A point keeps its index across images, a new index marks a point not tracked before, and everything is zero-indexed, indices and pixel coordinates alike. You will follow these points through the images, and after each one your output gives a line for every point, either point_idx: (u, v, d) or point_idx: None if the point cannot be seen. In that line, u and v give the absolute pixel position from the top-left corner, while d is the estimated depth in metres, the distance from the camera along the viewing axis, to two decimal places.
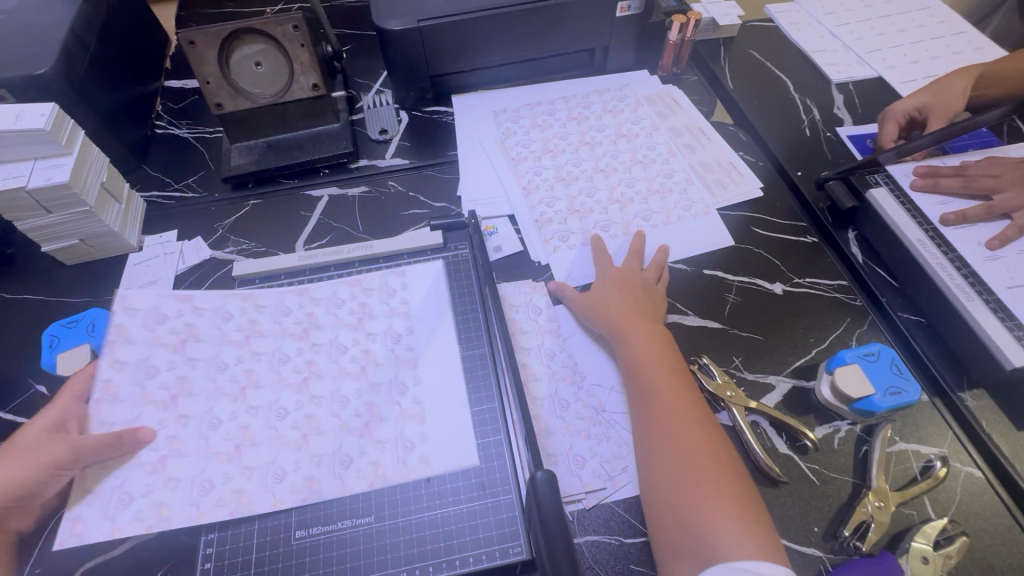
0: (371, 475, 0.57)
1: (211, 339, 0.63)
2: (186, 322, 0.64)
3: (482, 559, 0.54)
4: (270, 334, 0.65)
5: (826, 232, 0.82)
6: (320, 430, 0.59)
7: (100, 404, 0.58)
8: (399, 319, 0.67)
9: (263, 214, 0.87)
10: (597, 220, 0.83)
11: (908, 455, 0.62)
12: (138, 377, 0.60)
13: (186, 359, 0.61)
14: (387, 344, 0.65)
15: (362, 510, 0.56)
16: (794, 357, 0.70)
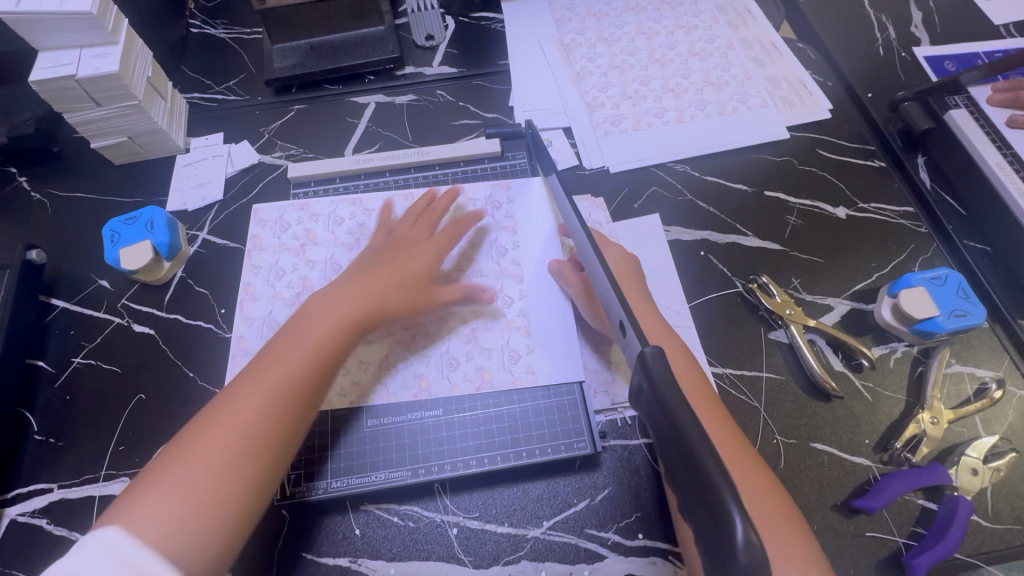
0: (479, 379, 0.61)
1: (326, 244, 0.69)
2: (306, 229, 0.70)
3: (546, 452, 0.58)
4: (377, 241, 0.69)
5: (895, 157, 0.78)
6: (430, 331, 0.63)
7: (245, 301, 0.67)
8: (504, 233, 0.69)
9: (309, 119, 0.85)
10: (656, 139, 0.79)
11: (963, 377, 0.63)
12: (273, 275, 0.68)
13: (307, 261, 0.68)
14: (493, 257, 0.67)
15: (431, 403, 0.60)
16: (855, 280, 0.70)
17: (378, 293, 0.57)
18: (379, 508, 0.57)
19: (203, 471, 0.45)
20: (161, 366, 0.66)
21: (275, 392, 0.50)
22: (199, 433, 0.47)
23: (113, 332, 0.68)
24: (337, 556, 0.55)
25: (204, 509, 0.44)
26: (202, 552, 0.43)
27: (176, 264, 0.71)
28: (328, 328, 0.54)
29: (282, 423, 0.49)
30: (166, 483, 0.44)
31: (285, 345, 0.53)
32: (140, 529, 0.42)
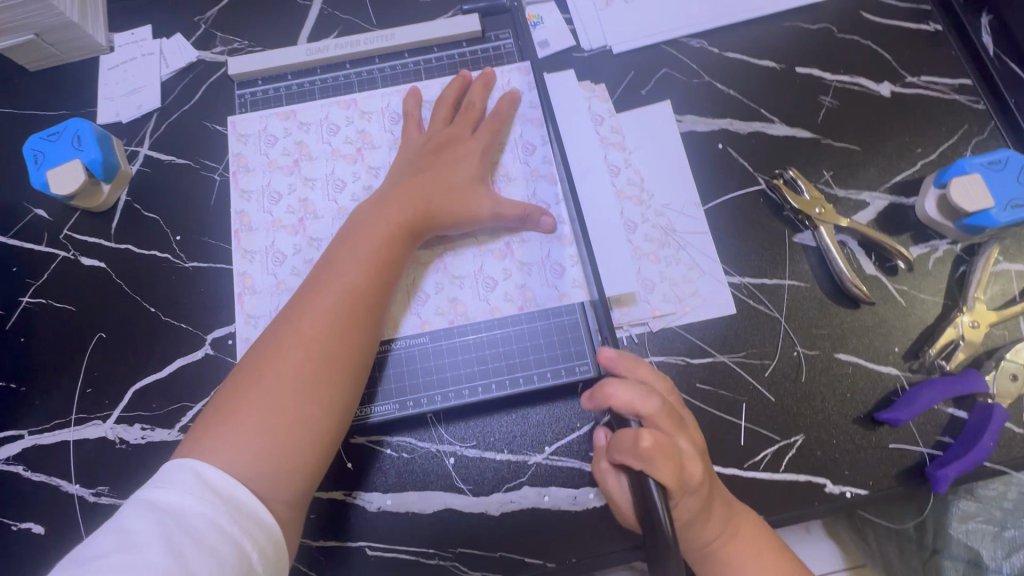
0: (520, 298, 0.54)
1: (323, 157, 0.59)
2: (296, 141, 0.59)
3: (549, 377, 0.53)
4: (381, 143, 0.59)
5: (954, 18, 0.65)
6: (457, 247, 0.55)
7: (241, 234, 0.57)
8: (530, 127, 0.59)
9: (251, 3, 0.70)
10: (670, 10, 0.66)
11: (1010, 276, 0.56)
12: (267, 200, 0.58)
13: (304, 180, 0.58)
14: (521, 159, 0.58)
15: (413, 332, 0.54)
16: (894, 170, 0.61)
17: (423, 192, 0.52)
18: (370, 442, 0.53)
19: (278, 396, 0.42)
20: (119, 302, 0.60)
21: (317, 322, 0.45)
22: (267, 353, 0.44)
23: (60, 267, 0.61)
24: (331, 490, 0.52)
25: (284, 431, 0.41)
26: (288, 471, 0.41)
27: (118, 187, 0.62)
28: (383, 239, 0.49)
29: (349, 343, 0.45)
30: (242, 410, 0.42)
31: (341, 259, 0.48)
32: (226, 450, 0.40)
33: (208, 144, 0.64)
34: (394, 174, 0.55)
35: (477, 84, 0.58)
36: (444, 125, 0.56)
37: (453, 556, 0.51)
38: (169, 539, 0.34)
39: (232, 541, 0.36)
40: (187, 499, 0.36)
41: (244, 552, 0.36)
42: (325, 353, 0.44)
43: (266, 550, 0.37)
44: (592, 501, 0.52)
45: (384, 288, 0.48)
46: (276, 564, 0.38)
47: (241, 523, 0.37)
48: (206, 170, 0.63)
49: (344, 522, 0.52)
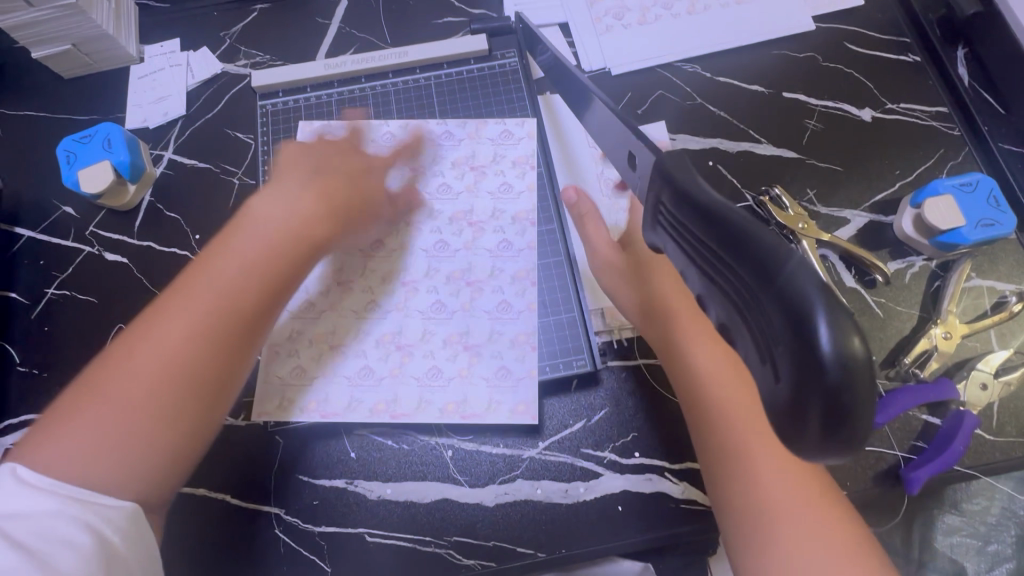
0: (520, 296, 0.59)
1: None
2: None
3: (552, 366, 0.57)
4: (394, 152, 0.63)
5: (932, 50, 0.70)
6: (464, 248, 0.61)
7: None
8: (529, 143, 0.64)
9: (274, 21, 0.75)
10: (665, 36, 0.71)
11: (982, 291, 0.60)
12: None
13: None
14: (516, 171, 0.63)
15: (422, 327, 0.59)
16: (874, 189, 0.64)
17: (368, 203, 0.55)
18: (373, 433, 0.56)
19: (128, 398, 0.41)
20: (139, 295, 0.63)
21: (168, 328, 0.43)
22: (134, 339, 0.43)
23: (84, 261, 0.64)
24: (333, 479, 0.55)
25: (131, 434, 0.40)
26: (149, 465, 0.41)
27: (142, 188, 0.66)
28: (260, 250, 0.47)
29: (227, 336, 0.44)
30: (84, 412, 0.40)
31: (206, 266, 0.46)
32: (83, 440, 0.39)
33: (228, 150, 0.68)
34: (404, 174, 0.61)
35: (469, 114, 0.64)
36: (430, 151, 0.62)
37: (448, 544, 0.54)
38: (8, 538, 0.35)
39: (78, 529, 0.37)
40: (14, 502, 0.37)
41: (93, 531, 0.37)
42: (169, 360, 0.42)
43: (128, 528, 0.39)
44: (581, 494, 0.54)
45: (238, 316, 0.45)
46: (142, 540, 0.39)
47: (88, 510, 0.38)
48: (226, 174, 0.67)
49: (345, 509, 0.55)
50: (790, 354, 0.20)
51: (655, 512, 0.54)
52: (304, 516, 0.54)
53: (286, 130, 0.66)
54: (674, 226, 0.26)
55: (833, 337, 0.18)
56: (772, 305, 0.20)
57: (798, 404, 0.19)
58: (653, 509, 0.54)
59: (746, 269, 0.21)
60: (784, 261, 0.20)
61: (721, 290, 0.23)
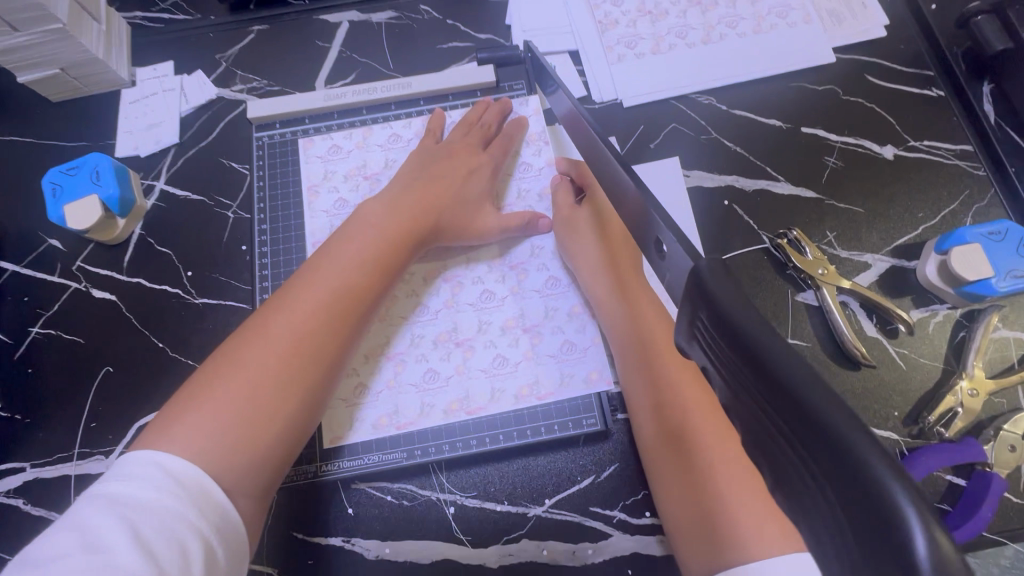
0: (526, 342, 0.55)
1: (337, 183, 0.62)
2: (312, 180, 0.62)
3: (557, 385, 0.54)
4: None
5: (956, 85, 0.67)
6: (468, 290, 0.57)
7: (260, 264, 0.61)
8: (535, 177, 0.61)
9: (272, 44, 0.72)
10: (678, 65, 0.68)
11: (1009, 343, 0.57)
12: (337, 206, 0.61)
13: (321, 213, 0.61)
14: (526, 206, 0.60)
15: (421, 378, 0.55)
16: (896, 232, 0.62)
17: (431, 202, 0.53)
18: (371, 488, 0.53)
19: (254, 384, 0.41)
20: (127, 336, 0.60)
21: (302, 317, 0.44)
22: (247, 344, 0.43)
23: (71, 298, 0.61)
24: (330, 537, 0.52)
25: (256, 421, 0.40)
26: (255, 466, 0.40)
27: (132, 221, 0.63)
28: (383, 243, 0.49)
29: (341, 338, 0.45)
30: (216, 395, 0.40)
31: (337, 257, 0.48)
32: (184, 442, 0.38)
33: (223, 181, 0.65)
34: (403, 176, 0.56)
35: (494, 110, 0.62)
36: (460, 138, 0.59)
37: None
38: (140, 537, 0.33)
39: (198, 535, 0.34)
40: (150, 492, 0.34)
41: (206, 539, 0.35)
42: (296, 348, 0.43)
43: (228, 540, 0.36)
44: (590, 556, 0.52)
45: (364, 307, 0.47)
46: (237, 556, 0.37)
47: (207, 516, 0.36)
48: (220, 207, 0.64)
49: (341, 570, 0.52)
50: (857, 556, 0.17)
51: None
52: None
53: (283, 162, 0.63)
54: (712, 347, 0.24)
55: (930, 553, 0.16)
56: (828, 470, 0.18)
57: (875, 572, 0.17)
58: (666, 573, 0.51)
59: (805, 439, 0.19)
60: (852, 441, 0.18)
61: (772, 453, 0.21)
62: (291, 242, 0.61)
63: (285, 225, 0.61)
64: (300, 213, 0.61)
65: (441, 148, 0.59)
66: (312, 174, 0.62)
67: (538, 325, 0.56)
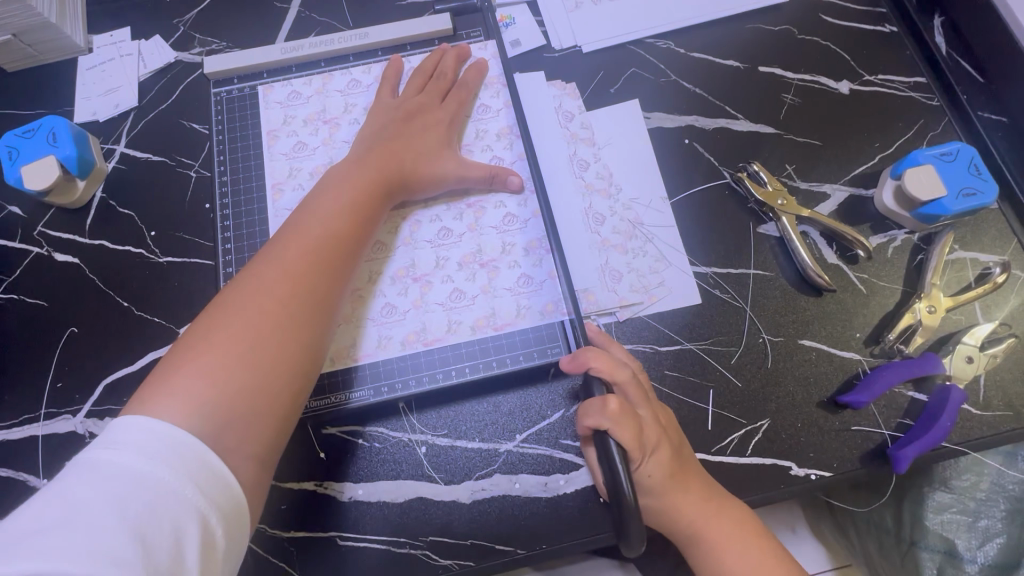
0: (485, 278, 0.56)
1: (297, 132, 0.62)
2: (274, 130, 0.62)
3: (514, 316, 0.55)
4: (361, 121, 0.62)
5: (908, 20, 0.68)
6: (426, 229, 0.57)
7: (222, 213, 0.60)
8: (493, 120, 0.61)
9: (228, 7, 0.71)
10: (635, 12, 0.68)
11: (966, 263, 0.58)
12: (295, 150, 0.61)
13: (283, 162, 0.61)
14: (486, 149, 0.60)
15: (396, 332, 0.54)
16: (853, 163, 0.63)
17: (394, 156, 0.54)
18: (342, 432, 0.54)
19: (253, 333, 0.42)
20: (92, 297, 0.60)
21: (290, 268, 0.45)
22: (239, 294, 0.44)
23: (33, 263, 0.61)
24: (302, 480, 0.53)
25: (259, 367, 0.41)
26: (258, 415, 0.40)
27: (93, 183, 0.63)
28: (357, 193, 0.51)
29: (329, 285, 0.47)
30: (214, 347, 0.41)
31: (317, 212, 0.49)
32: (183, 387, 0.38)
33: (184, 141, 0.65)
34: (365, 139, 0.57)
35: (452, 55, 0.62)
36: (415, 93, 0.59)
37: (424, 545, 0.52)
38: (131, 514, 0.32)
39: (192, 511, 0.34)
40: (142, 463, 0.34)
41: (203, 515, 0.34)
42: (289, 296, 0.44)
43: (226, 510, 0.35)
44: (562, 486, 0.52)
45: (349, 256, 0.49)
46: (238, 524, 0.36)
47: (203, 489, 0.35)
48: (182, 167, 0.64)
49: (314, 513, 0.52)
50: None
51: None
52: (269, 522, 0.52)
53: (243, 118, 0.63)
54: None
55: None
56: None
57: None
58: None
59: None
60: None
61: None
62: (253, 196, 0.60)
63: (246, 180, 0.61)
64: (261, 168, 0.61)
65: (399, 108, 0.58)
66: (272, 129, 0.62)
67: (494, 258, 0.56)
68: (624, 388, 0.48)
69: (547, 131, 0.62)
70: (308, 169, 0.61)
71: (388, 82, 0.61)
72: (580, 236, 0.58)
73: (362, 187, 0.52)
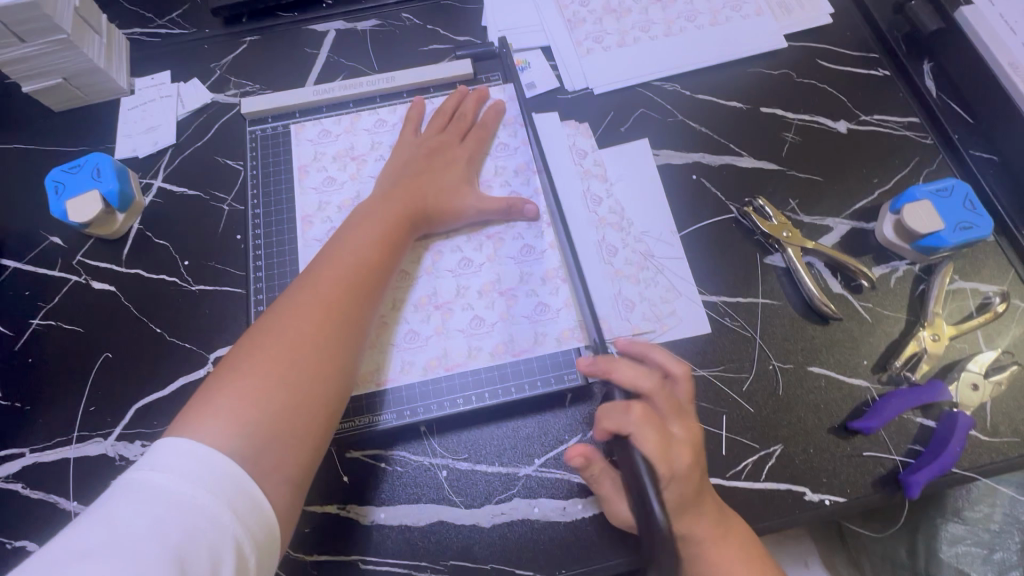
0: (504, 305, 0.58)
1: (327, 167, 0.66)
2: (306, 166, 0.66)
3: (532, 341, 0.57)
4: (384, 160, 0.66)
5: (899, 64, 0.72)
6: (446, 259, 0.60)
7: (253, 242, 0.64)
8: (511, 157, 0.65)
9: (262, 53, 0.76)
10: (642, 57, 0.73)
11: (966, 293, 0.60)
12: (324, 184, 0.65)
13: (312, 196, 0.65)
14: (505, 183, 0.64)
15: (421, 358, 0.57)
16: (853, 198, 0.66)
17: (419, 192, 0.58)
18: (364, 456, 0.55)
19: (291, 358, 0.44)
20: (127, 323, 0.62)
21: (325, 297, 0.48)
22: (276, 321, 0.46)
23: (71, 290, 0.64)
24: (325, 504, 0.54)
25: (296, 390, 0.43)
26: (295, 438, 0.42)
27: (132, 215, 0.66)
28: (386, 226, 0.54)
29: (361, 313, 0.49)
30: (254, 373, 0.43)
31: (349, 243, 0.52)
32: (232, 409, 0.41)
33: (218, 177, 0.69)
34: (392, 175, 0.60)
35: (472, 98, 0.66)
36: (437, 132, 0.63)
37: (444, 569, 0.52)
38: (174, 541, 0.34)
39: (230, 539, 0.35)
40: (185, 487, 0.35)
41: (238, 543, 0.35)
42: (323, 324, 0.47)
43: (258, 539, 0.37)
44: (580, 511, 0.53)
45: (378, 285, 0.52)
46: (269, 551, 0.38)
47: (240, 517, 0.36)
48: (216, 201, 0.68)
49: (336, 537, 0.53)
50: None
51: None
52: (293, 545, 0.53)
53: (275, 155, 0.67)
54: None
55: None
56: None
57: None
58: None
59: None
60: None
61: None
62: (284, 228, 0.64)
63: (277, 213, 0.64)
64: (291, 201, 0.65)
65: (422, 145, 0.62)
66: (303, 165, 0.66)
67: (512, 287, 0.59)
68: (653, 397, 0.50)
69: (561, 168, 0.66)
70: (337, 203, 0.64)
71: (410, 123, 0.65)
72: (594, 267, 0.61)
73: (391, 221, 0.55)
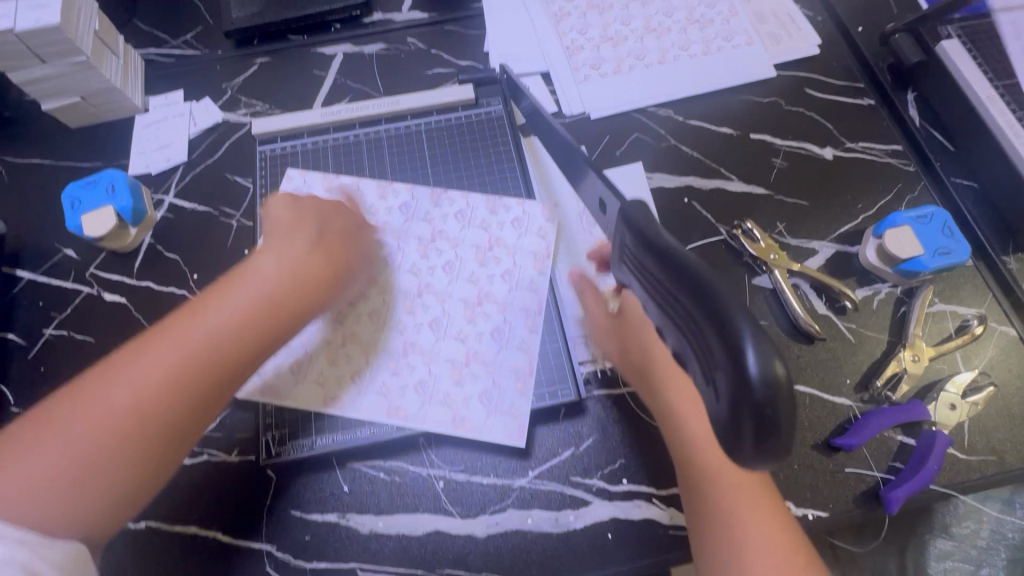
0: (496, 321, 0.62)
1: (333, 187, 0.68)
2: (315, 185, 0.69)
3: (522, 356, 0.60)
4: (402, 190, 0.68)
5: (884, 94, 0.76)
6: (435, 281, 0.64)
7: None
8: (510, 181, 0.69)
9: (272, 74, 0.79)
10: (637, 84, 0.76)
11: (946, 315, 0.63)
12: None
13: None
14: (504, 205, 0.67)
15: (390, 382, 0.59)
16: (838, 222, 0.68)
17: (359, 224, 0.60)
18: (364, 466, 0.57)
19: (128, 401, 0.44)
20: (137, 334, 0.64)
21: (203, 331, 0.47)
22: (140, 356, 0.46)
23: (84, 302, 0.66)
24: (326, 513, 0.56)
25: (110, 440, 0.43)
26: (100, 484, 0.43)
27: (143, 230, 0.69)
28: (301, 258, 0.54)
29: (246, 349, 0.48)
30: (74, 416, 0.43)
31: (249, 276, 0.52)
32: (87, 427, 0.43)
33: (228, 193, 0.71)
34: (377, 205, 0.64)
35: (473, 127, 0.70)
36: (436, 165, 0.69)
37: None
38: None
39: None
40: None
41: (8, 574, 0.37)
42: (188, 361, 0.46)
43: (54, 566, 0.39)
44: (572, 522, 0.55)
45: (277, 319, 0.50)
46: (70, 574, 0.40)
47: None
48: (225, 217, 0.70)
49: (336, 544, 0.55)
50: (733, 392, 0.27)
51: (646, 541, 0.55)
52: (295, 552, 0.55)
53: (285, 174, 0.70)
54: (649, 282, 0.34)
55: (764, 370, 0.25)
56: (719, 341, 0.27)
57: (739, 419, 0.27)
58: (643, 536, 0.55)
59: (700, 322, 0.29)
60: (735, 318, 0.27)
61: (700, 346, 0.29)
62: None
63: None
64: None
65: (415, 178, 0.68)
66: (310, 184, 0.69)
67: (501, 302, 0.62)
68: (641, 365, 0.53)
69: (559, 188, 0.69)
70: None
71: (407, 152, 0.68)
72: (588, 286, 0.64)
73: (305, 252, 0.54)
